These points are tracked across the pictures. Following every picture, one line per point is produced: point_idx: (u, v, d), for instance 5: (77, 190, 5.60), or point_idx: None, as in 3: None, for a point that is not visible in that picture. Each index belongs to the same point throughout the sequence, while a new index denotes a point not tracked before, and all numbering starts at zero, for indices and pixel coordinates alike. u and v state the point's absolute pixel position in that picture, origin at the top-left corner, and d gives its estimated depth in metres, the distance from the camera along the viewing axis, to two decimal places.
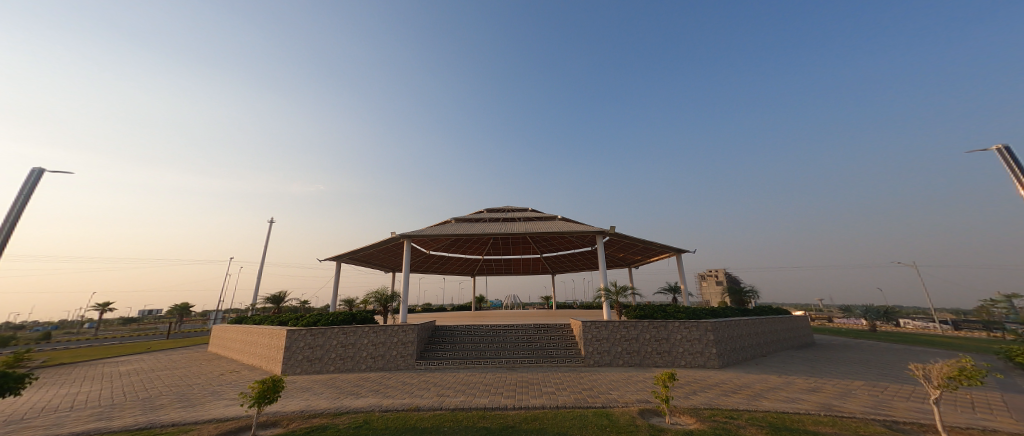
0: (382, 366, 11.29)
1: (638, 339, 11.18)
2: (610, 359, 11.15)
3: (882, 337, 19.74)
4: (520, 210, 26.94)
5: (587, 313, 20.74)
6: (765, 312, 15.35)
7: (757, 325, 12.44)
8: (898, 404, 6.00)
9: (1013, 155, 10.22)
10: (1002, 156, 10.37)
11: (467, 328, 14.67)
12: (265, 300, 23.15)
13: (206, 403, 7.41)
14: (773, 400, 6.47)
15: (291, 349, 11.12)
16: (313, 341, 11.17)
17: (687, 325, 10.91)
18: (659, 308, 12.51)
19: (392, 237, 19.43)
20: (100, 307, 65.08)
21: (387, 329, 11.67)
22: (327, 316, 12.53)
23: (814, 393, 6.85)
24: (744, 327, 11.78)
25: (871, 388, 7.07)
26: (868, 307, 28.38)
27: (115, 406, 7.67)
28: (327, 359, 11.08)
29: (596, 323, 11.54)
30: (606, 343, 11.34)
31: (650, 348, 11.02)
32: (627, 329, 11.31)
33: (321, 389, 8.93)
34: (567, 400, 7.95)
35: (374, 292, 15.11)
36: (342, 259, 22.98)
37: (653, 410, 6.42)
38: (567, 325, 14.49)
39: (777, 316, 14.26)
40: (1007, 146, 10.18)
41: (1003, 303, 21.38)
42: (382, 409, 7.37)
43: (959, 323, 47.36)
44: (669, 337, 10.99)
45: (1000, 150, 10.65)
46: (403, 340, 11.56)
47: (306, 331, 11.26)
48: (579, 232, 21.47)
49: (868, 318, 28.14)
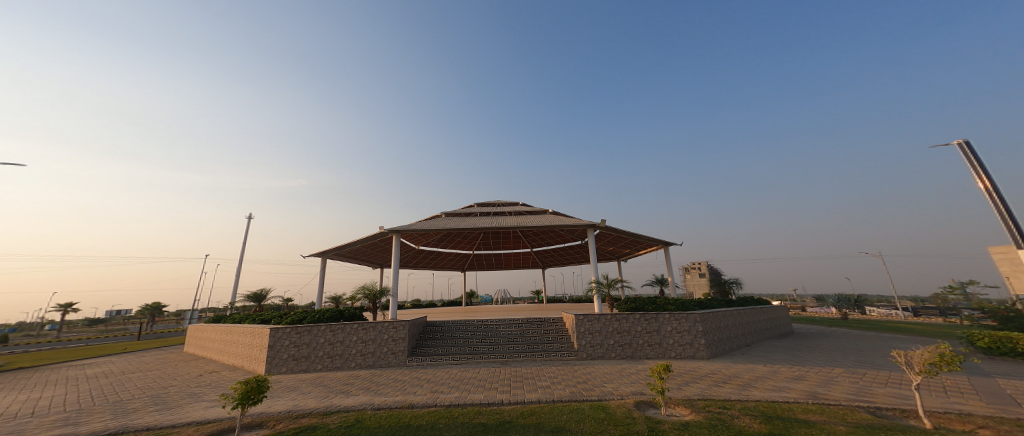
0: (373, 363, 11.06)
1: (629, 331, 11.34)
2: (602, 352, 11.28)
3: (854, 324, 20.80)
4: (510, 204, 26.86)
5: (577, 306, 20.96)
6: (748, 303, 15.86)
7: (742, 316, 12.83)
8: (879, 391, 6.26)
9: (972, 149, 10.92)
10: (962, 150, 11.06)
11: (459, 323, 14.53)
12: (246, 298, 22.31)
13: (185, 406, 7.04)
14: (762, 390, 6.63)
15: (275, 348, 10.70)
16: (299, 339, 10.80)
17: (677, 317, 11.13)
18: (649, 300, 12.71)
19: (380, 232, 18.99)
20: (62, 307, 61.49)
21: (377, 325, 11.41)
22: (313, 313, 12.14)
23: (800, 381, 7.08)
24: (731, 318, 12.12)
25: (852, 375, 7.36)
26: (840, 297, 29.79)
27: (83, 411, 7.21)
28: (314, 357, 10.74)
29: (589, 316, 11.62)
30: (599, 336, 11.45)
31: (642, 340, 11.20)
32: (619, 322, 11.46)
33: (309, 388, 8.63)
34: (562, 394, 7.96)
35: (362, 288, 14.75)
36: (327, 255, 22.36)
37: (648, 402, 6.49)
38: (559, 318, 14.58)
39: (759, 307, 14.76)
40: (967, 141, 10.88)
41: (958, 290, 22.74)
42: (374, 408, 7.19)
43: (919, 310, 50.53)
44: (660, 328, 11.20)
45: (960, 145, 11.35)
46: (394, 337, 11.35)
47: (291, 329, 10.87)
48: (569, 226, 21.59)
49: (839, 307, 29.57)
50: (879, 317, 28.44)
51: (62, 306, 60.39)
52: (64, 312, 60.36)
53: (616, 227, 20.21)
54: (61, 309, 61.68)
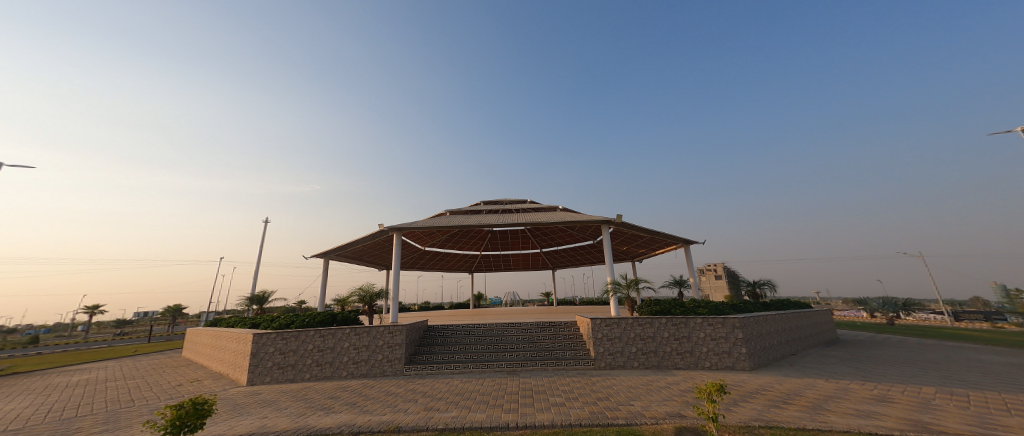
0: (365, 372, 9.94)
1: (655, 338, 9.93)
2: (623, 361, 9.95)
3: (903, 331, 18.66)
4: (519, 202, 25.69)
5: (591, 310, 19.53)
6: (786, 307, 14.14)
7: (784, 321, 11.19)
8: (1008, 422, 4.68)
9: None
10: None
11: (463, 327, 13.37)
12: (248, 301, 21.66)
13: (134, 426, 5.98)
14: (841, 415, 5.13)
15: (258, 355, 9.55)
16: (284, 346, 9.67)
17: (711, 322, 9.56)
18: (675, 303, 11.26)
19: (381, 230, 18.03)
20: (89, 310, 63.99)
21: (371, 330, 10.29)
22: (303, 317, 11.09)
23: (887, 406, 5.56)
24: (772, 323, 10.51)
25: (956, 398, 5.75)
26: (884, 300, 27.15)
27: (24, 429, 6.22)
28: (301, 366, 9.62)
29: (607, 321, 10.31)
30: (618, 343, 10.13)
31: (669, 348, 9.76)
32: (643, 327, 10.07)
33: (287, 403, 7.50)
34: (580, 414, 6.61)
35: (357, 290, 13.67)
36: (330, 256, 21.56)
37: (693, 430, 5.11)
38: (573, 322, 13.25)
39: (801, 311, 13.04)
40: None
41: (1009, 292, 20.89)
42: (352, 431, 5.94)
43: (961, 314, 46.80)
44: (691, 335, 9.68)
45: None
46: (389, 343, 10.23)
47: (277, 335, 9.74)
48: (582, 223, 20.16)
49: (884, 311, 26.92)
50: (932, 323, 25.65)
51: (89, 307, 62.12)
52: (91, 315, 62.41)
53: (633, 224, 18.70)
54: (88, 311, 63.94)
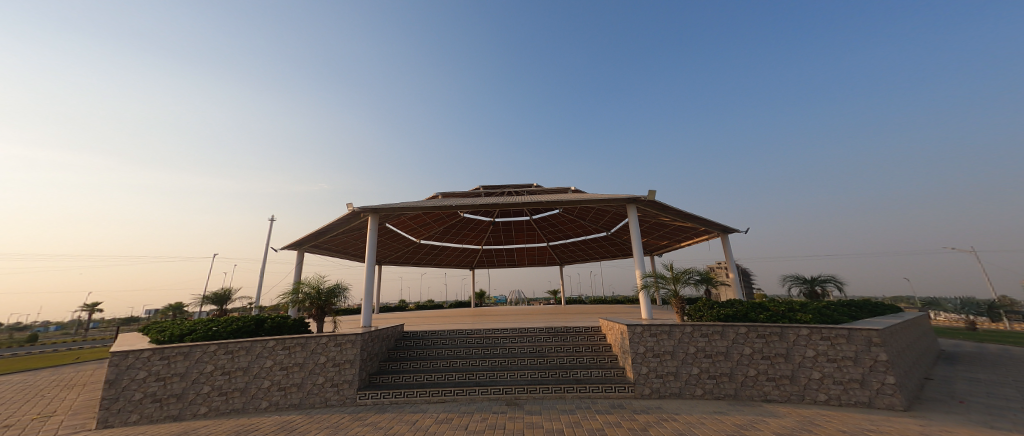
0: (296, 403, 6.70)
1: (731, 356, 6.57)
2: (679, 388, 6.58)
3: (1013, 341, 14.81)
4: (523, 185, 22.25)
5: (613, 312, 16.11)
6: (880, 312, 10.68)
7: (907, 331, 7.78)
8: None
9: None
10: None
11: (451, 333, 10.10)
12: (207, 300, 18.56)
13: None
14: None
15: (120, 384, 6.16)
16: (165, 369, 6.35)
17: (826, 334, 6.15)
18: (752, 306, 7.84)
19: (355, 213, 14.66)
20: (92, 308, 62.55)
21: (308, 343, 7.00)
22: (216, 323, 7.76)
23: None
24: (900, 334, 7.09)
25: None
26: (963, 301, 23.76)
27: None
28: (191, 397, 6.32)
29: (656, 329, 6.94)
30: (672, 361, 6.75)
31: (755, 371, 6.40)
32: (710, 339, 6.73)
33: None
34: None
35: (302, 287, 10.23)
36: (301, 247, 18.35)
37: None
38: (597, 327, 9.86)
39: (909, 318, 9.59)
40: None
41: None
42: None
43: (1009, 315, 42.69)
44: (790, 353, 6.30)
45: None
46: (336, 361, 6.98)
47: (155, 352, 6.40)
48: (600, 208, 16.61)
49: (963, 313, 23.63)
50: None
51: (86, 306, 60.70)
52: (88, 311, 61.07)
53: (666, 207, 15.14)
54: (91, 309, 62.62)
